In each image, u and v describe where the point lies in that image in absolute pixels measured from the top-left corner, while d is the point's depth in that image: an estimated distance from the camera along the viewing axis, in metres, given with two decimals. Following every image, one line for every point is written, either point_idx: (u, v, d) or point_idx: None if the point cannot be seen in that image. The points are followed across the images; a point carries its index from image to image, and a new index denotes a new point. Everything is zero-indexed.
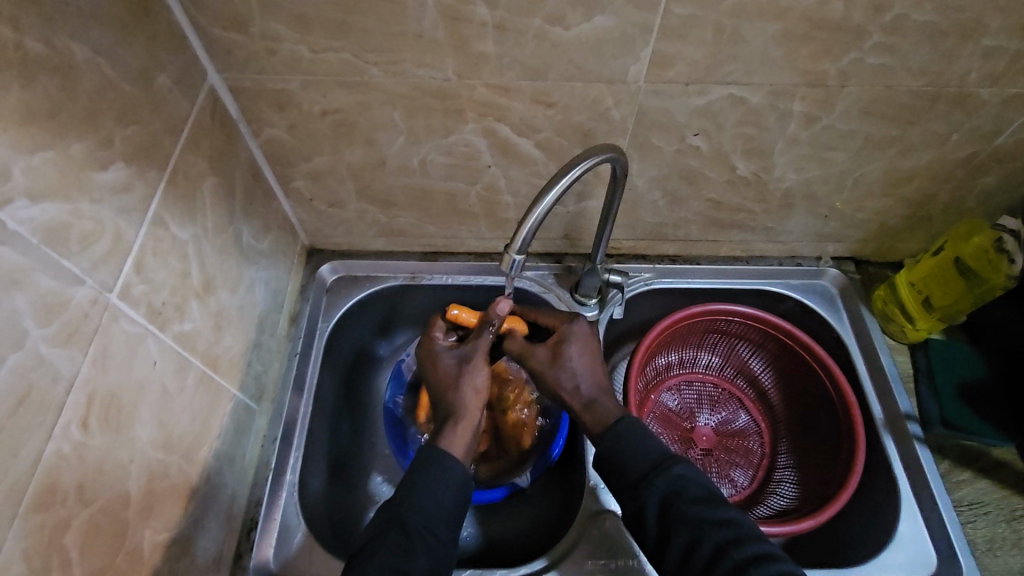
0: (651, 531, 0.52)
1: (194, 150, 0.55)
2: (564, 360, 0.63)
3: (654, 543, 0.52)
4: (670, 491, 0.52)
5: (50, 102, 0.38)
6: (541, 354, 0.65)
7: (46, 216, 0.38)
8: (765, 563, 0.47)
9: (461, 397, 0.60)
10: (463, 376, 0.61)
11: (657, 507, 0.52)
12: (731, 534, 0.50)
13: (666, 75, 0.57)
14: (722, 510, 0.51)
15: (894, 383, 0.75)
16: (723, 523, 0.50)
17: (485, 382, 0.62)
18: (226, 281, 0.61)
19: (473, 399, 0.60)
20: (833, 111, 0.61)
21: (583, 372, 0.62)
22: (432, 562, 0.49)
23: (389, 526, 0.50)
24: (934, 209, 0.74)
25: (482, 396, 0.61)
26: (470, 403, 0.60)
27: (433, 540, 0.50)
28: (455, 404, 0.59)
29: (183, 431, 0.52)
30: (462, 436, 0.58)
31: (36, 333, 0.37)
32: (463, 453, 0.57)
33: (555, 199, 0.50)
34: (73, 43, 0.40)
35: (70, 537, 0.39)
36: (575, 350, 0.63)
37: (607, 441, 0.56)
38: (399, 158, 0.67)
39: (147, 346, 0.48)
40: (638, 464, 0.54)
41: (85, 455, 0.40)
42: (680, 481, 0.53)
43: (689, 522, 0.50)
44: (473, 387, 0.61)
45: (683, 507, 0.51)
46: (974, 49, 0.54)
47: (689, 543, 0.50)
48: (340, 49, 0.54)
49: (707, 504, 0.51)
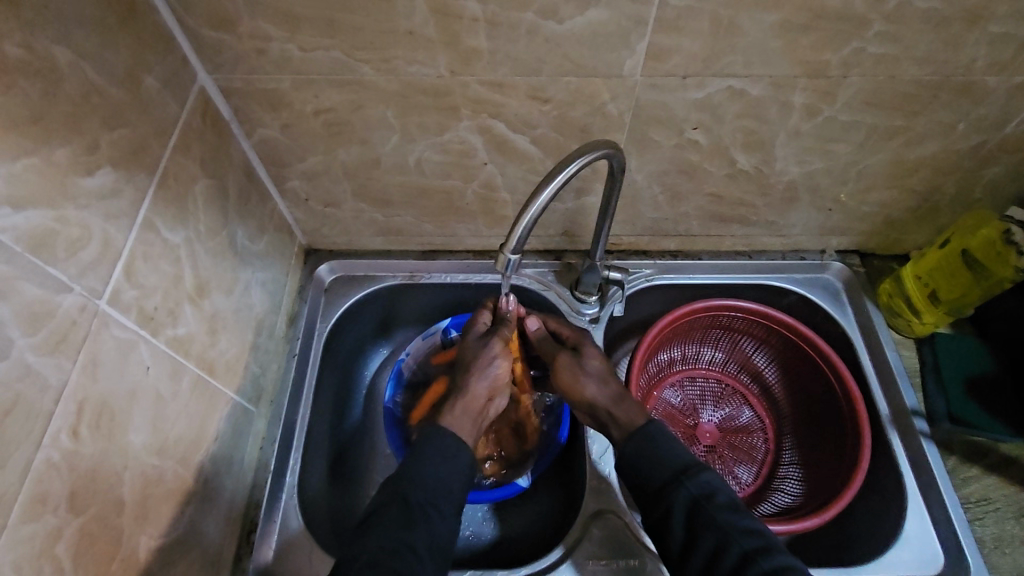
0: (677, 535, 0.52)
1: (185, 153, 0.54)
2: (582, 359, 0.64)
3: (679, 547, 0.52)
4: (699, 494, 0.53)
5: (32, 108, 0.38)
6: (559, 354, 0.66)
7: (30, 224, 0.37)
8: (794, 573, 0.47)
9: (472, 378, 0.62)
10: (480, 359, 0.64)
11: (684, 510, 0.52)
12: (759, 542, 0.50)
13: (663, 68, 0.56)
14: (749, 518, 0.52)
15: (899, 378, 0.74)
16: (752, 530, 0.50)
17: (501, 367, 0.63)
18: (220, 284, 0.60)
19: (483, 380, 0.62)
20: (835, 102, 0.59)
21: (601, 377, 0.63)
22: (434, 539, 0.51)
23: (397, 499, 0.51)
24: (941, 200, 0.73)
25: (494, 380, 0.63)
26: (479, 384, 0.62)
27: (433, 512, 0.52)
28: (467, 386, 0.62)
29: (178, 436, 0.52)
30: (464, 415, 0.60)
31: (22, 342, 0.36)
32: (463, 432, 0.59)
33: (550, 196, 0.49)
34: (54, 46, 0.39)
35: (63, 546, 0.39)
36: (591, 351, 0.66)
37: (635, 444, 0.56)
38: (394, 156, 0.66)
39: (140, 352, 0.47)
40: (667, 466, 0.55)
41: (76, 463, 0.40)
42: (710, 486, 0.53)
43: (717, 526, 0.51)
44: (487, 376, 0.63)
45: (711, 512, 0.51)
46: (980, 36, 0.53)
47: (716, 548, 0.50)
48: (330, 48, 0.53)
49: (736, 512, 0.52)
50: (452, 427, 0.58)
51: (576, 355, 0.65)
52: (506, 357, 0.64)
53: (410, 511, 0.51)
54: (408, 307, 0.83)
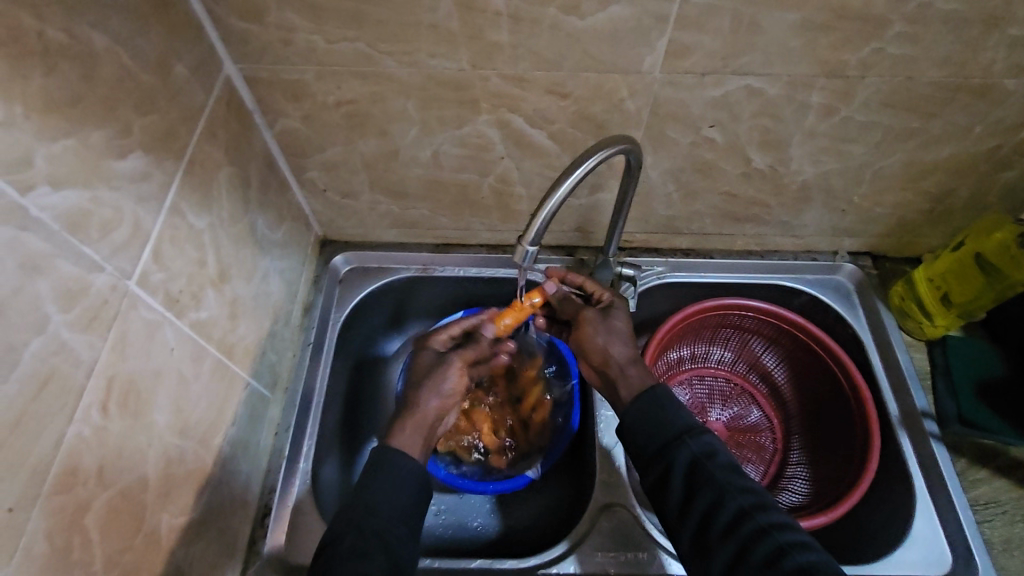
0: (676, 490, 0.52)
1: (210, 140, 0.55)
2: (609, 320, 0.62)
3: (677, 506, 0.52)
4: (699, 453, 0.53)
5: (72, 91, 0.39)
6: (584, 310, 0.64)
7: (67, 204, 0.38)
8: (790, 529, 0.48)
9: (422, 396, 0.60)
10: (433, 375, 0.62)
11: (684, 468, 0.52)
12: (754, 500, 0.50)
13: (681, 66, 0.56)
14: (745, 478, 0.52)
15: (909, 379, 0.74)
16: (748, 489, 0.51)
17: (452, 385, 0.62)
18: (240, 270, 0.61)
19: (434, 398, 0.61)
20: (852, 102, 0.60)
21: (623, 339, 0.61)
22: (396, 560, 0.49)
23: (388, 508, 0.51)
24: (955, 203, 0.73)
25: (445, 396, 0.61)
26: (427, 399, 0.60)
27: (392, 539, 0.50)
28: (415, 402, 0.60)
29: (199, 417, 0.53)
30: (412, 431, 0.58)
31: (57, 318, 0.37)
32: (412, 451, 0.56)
33: (569, 190, 0.50)
34: (92, 31, 0.40)
35: (91, 518, 0.40)
36: (618, 314, 0.63)
37: (645, 417, 0.56)
38: (412, 149, 0.67)
39: (165, 333, 0.48)
40: (672, 426, 0.55)
41: (105, 439, 0.41)
42: (710, 446, 0.53)
43: (715, 484, 0.51)
44: (438, 393, 0.61)
45: (710, 471, 0.51)
46: (999, 38, 0.53)
47: (712, 505, 0.50)
48: (354, 40, 0.54)
49: (734, 471, 0.52)
50: (401, 447, 0.56)
51: (601, 313, 0.63)
52: (458, 376, 0.63)
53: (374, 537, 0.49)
54: (422, 299, 0.83)
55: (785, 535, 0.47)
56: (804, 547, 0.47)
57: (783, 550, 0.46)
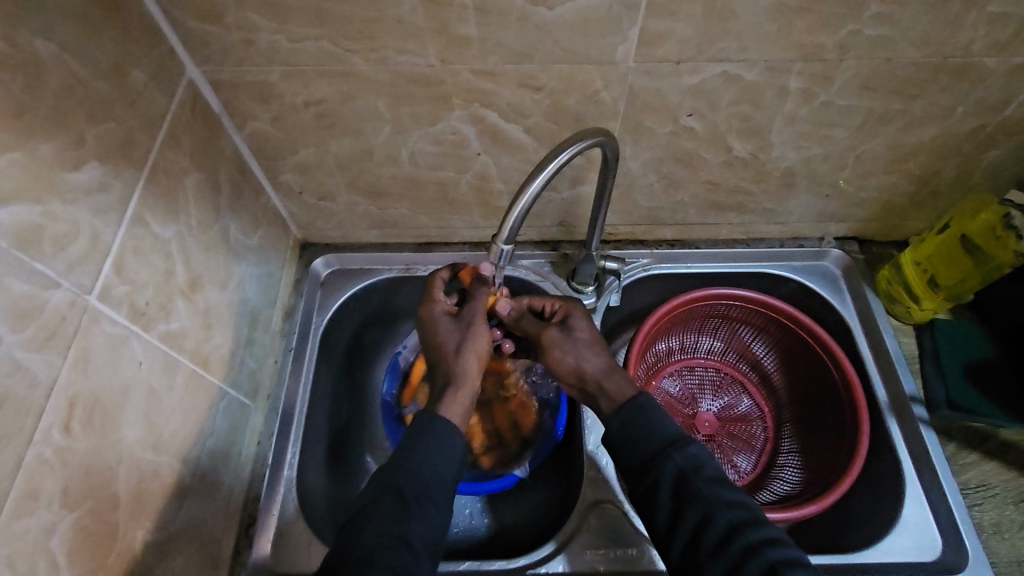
0: (663, 506, 0.51)
1: (174, 146, 0.54)
2: (571, 333, 0.61)
3: (665, 522, 0.51)
4: (686, 467, 0.51)
5: (15, 103, 0.37)
6: (547, 331, 0.62)
7: (15, 219, 0.37)
8: (781, 545, 0.48)
9: (462, 360, 0.56)
10: (464, 338, 0.57)
11: (671, 483, 0.51)
12: (744, 515, 0.49)
13: (656, 54, 0.55)
14: (735, 492, 0.51)
15: (899, 365, 0.73)
16: (738, 504, 0.50)
17: (484, 343, 0.58)
18: (213, 278, 0.60)
19: (471, 359, 0.57)
20: (832, 86, 0.59)
21: (592, 349, 0.60)
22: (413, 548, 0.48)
23: (388, 493, 0.49)
24: (941, 184, 0.72)
25: (481, 354, 0.58)
26: (470, 362, 0.56)
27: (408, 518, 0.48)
28: (456, 367, 0.56)
29: (173, 431, 0.52)
30: (462, 400, 0.55)
31: (10, 338, 0.36)
32: (463, 418, 0.54)
33: (542, 185, 0.49)
34: (36, 39, 0.39)
35: (57, 541, 0.39)
36: (580, 325, 0.62)
37: (629, 417, 0.55)
38: (387, 148, 0.65)
39: (132, 347, 0.47)
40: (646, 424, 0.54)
41: (69, 459, 0.40)
42: (695, 459, 0.52)
43: (703, 498, 0.50)
44: (475, 352, 0.57)
45: (698, 483, 0.50)
46: (978, 16, 0.52)
47: (701, 521, 0.49)
48: (318, 38, 0.53)
49: (722, 484, 0.51)
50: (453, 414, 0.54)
51: (563, 328, 0.62)
52: (489, 333, 0.59)
53: (385, 522, 0.47)
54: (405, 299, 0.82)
55: (775, 551, 0.47)
56: (795, 564, 0.46)
57: (774, 567, 0.46)
